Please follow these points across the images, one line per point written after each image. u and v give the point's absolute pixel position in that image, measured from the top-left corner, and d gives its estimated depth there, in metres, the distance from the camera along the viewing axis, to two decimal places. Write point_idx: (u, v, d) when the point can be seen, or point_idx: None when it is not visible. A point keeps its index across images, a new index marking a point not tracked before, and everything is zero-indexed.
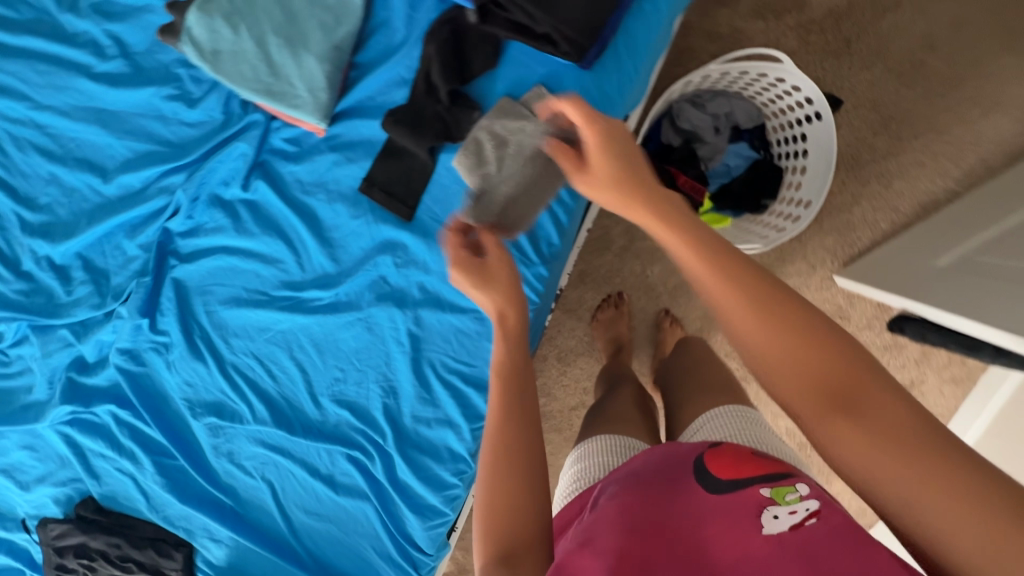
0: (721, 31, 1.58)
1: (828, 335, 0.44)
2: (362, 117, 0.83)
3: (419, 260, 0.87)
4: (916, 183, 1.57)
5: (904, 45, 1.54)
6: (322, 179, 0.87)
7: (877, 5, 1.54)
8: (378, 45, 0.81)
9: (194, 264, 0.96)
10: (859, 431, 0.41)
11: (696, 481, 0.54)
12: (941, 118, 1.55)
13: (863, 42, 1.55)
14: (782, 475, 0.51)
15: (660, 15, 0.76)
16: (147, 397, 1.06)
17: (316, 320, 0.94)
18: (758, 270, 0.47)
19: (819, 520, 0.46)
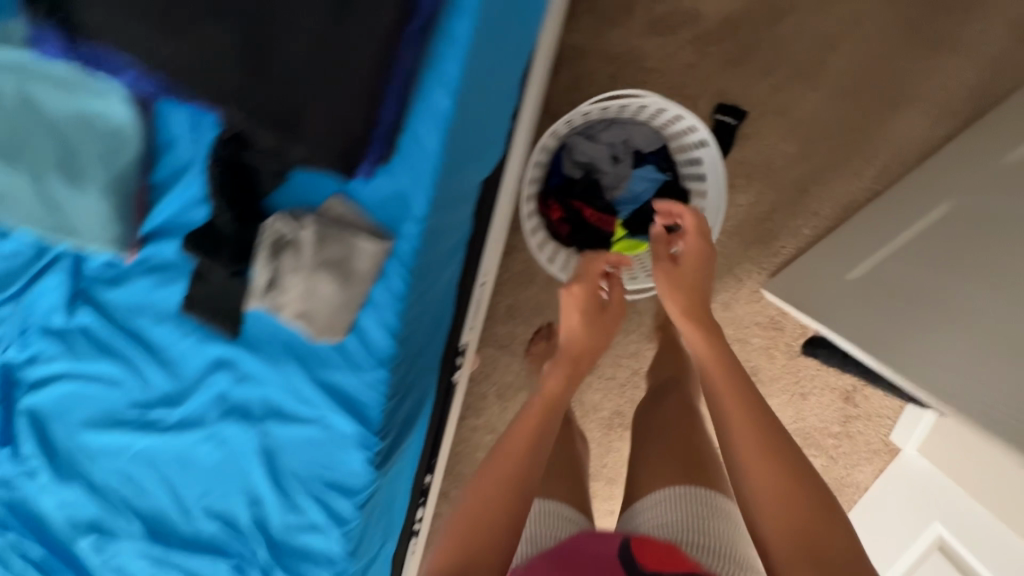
0: (615, 51, 1.52)
1: (809, 483, 0.79)
2: (164, 238, 0.89)
3: (254, 375, 0.86)
4: (832, 186, 1.54)
5: (803, 47, 1.50)
6: (144, 300, 0.89)
7: (771, 8, 1.49)
8: (166, 169, 0.89)
9: (41, 393, 0.95)
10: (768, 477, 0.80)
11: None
12: (851, 118, 1.51)
13: (761, 49, 1.50)
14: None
15: (446, 108, 0.77)
16: (27, 518, 1.00)
17: (169, 440, 0.91)
18: (796, 460, 0.81)
19: None
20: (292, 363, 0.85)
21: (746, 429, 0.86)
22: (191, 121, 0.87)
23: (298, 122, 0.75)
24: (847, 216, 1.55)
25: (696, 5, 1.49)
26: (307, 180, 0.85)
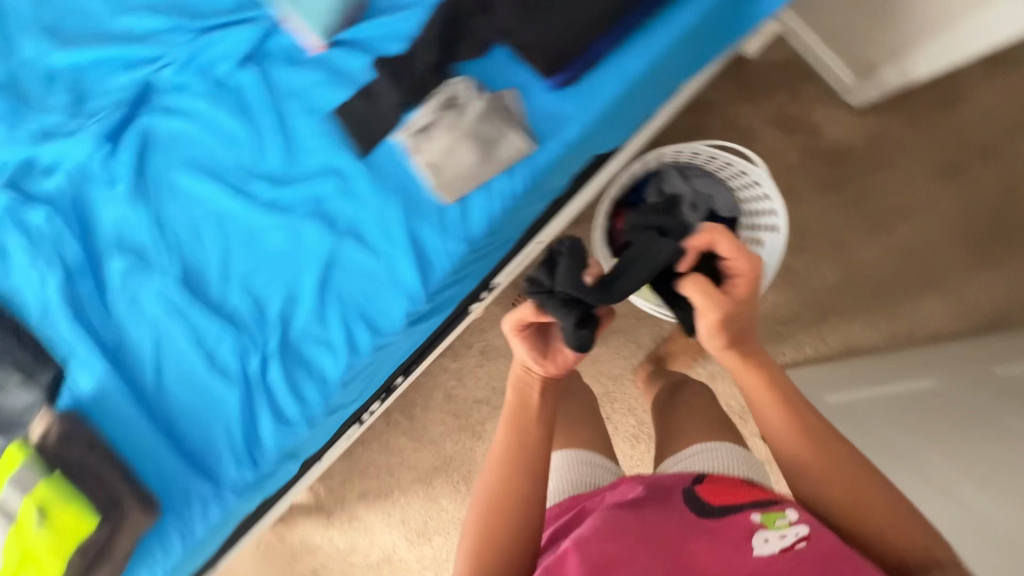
0: (737, 124, 1.65)
1: (863, 481, 0.77)
2: (352, 53, 0.99)
3: (357, 192, 0.96)
4: (847, 326, 1.65)
5: (884, 202, 1.64)
6: (299, 90, 0.98)
7: (874, 158, 1.63)
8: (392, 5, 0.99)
9: (166, 118, 1.04)
10: (781, 427, 0.83)
11: (702, 508, 0.84)
12: (890, 280, 1.64)
13: (850, 185, 1.64)
14: (774, 506, 0.80)
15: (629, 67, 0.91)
16: (81, 217, 1.12)
17: (251, 212, 1.02)
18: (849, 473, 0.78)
19: (805, 544, 0.71)
20: (396, 200, 0.95)
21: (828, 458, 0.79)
22: None
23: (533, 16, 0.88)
24: (848, 356, 1.65)
25: (820, 122, 1.63)
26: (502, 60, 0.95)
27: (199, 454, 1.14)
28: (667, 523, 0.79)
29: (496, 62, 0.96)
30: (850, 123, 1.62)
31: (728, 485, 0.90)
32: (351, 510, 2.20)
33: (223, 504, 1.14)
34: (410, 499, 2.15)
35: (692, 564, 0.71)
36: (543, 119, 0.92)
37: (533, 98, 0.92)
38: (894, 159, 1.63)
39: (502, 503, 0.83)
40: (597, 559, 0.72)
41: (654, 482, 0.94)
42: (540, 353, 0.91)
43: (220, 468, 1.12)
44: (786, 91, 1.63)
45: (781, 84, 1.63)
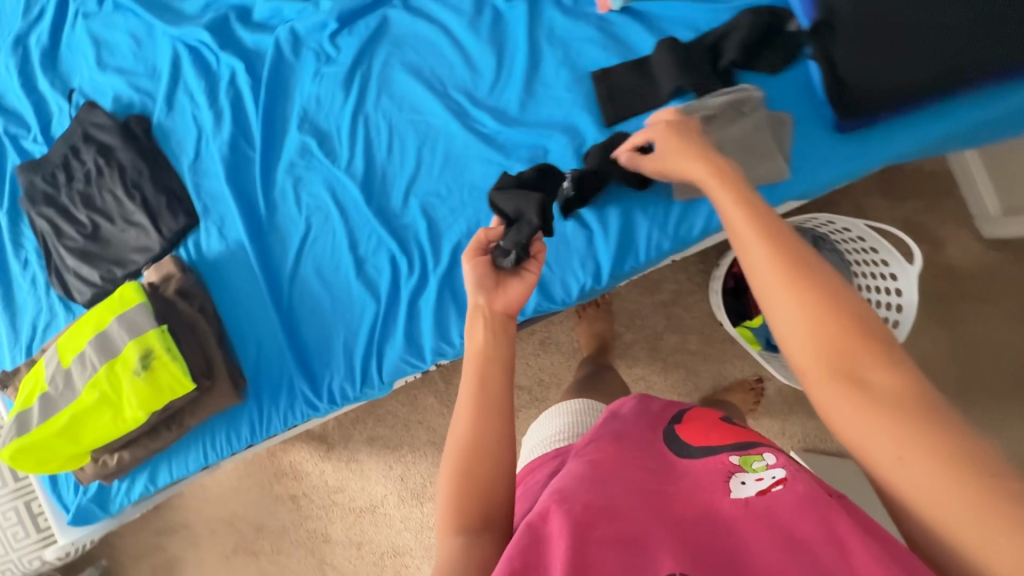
0: (883, 211, 1.65)
1: (864, 354, 0.44)
2: (641, 26, 0.90)
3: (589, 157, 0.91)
4: None
5: (1004, 332, 1.58)
6: (570, 42, 0.93)
7: (1010, 287, 1.60)
8: None
9: (411, 17, 1.01)
10: (881, 433, 0.41)
11: (677, 453, 0.65)
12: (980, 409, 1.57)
13: (975, 305, 1.60)
14: (752, 449, 0.60)
15: (916, 141, 0.80)
16: (275, 83, 1.08)
17: (464, 135, 0.98)
18: (832, 318, 0.46)
19: (783, 485, 0.52)
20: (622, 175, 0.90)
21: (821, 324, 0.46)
22: None
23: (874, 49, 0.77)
24: None
25: (947, 239, 1.63)
26: (799, 80, 0.84)
27: (308, 352, 1.11)
28: (654, 469, 0.62)
29: (793, 80, 0.84)
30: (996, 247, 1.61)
31: (705, 428, 0.70)
32: (352, 450, 1.83)
33: (315, 410, 1.11)
34: (420, 460, 1.78)
35: (677, 512, 0.53)
36: (803, 161, 0.84)
37: (804, 138, 0.84)
38: None
39: (499, 413, 0.62)
40: (580, 513, 0.51)
41: (634, 416, 0.75)
42: (485, 289, 0.69)
43: (328, 373, 1.09)
44: (943, 197, 1.64)
45: (941, 190, 1.64)
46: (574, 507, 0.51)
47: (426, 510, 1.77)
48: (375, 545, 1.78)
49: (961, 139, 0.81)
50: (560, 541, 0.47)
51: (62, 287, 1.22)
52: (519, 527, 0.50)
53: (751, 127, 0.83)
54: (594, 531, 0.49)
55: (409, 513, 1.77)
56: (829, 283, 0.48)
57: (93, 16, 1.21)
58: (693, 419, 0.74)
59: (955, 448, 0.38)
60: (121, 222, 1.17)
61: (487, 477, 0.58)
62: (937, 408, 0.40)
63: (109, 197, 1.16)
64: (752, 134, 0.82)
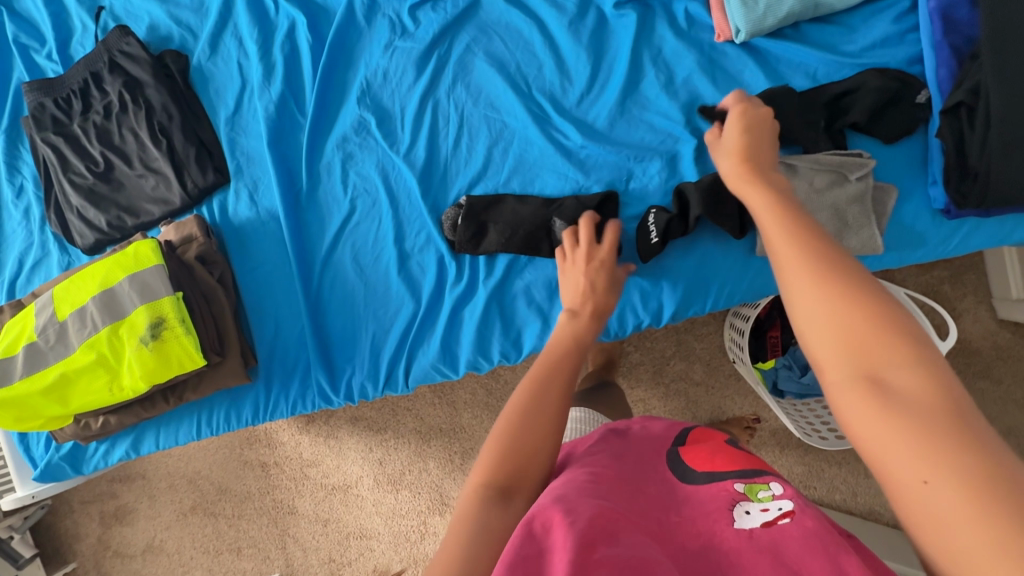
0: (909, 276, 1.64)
1: (888, 349, 0.40)
2: (755, 62, 0.84)
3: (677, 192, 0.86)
4: None
5: (999, 411, 1.60)
6: (676, 67, 0.87)
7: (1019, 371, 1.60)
8: (826, 35, 0.83)
9: (506, 5, 0.93)
10: (898, 433, 0.36)
11: (677, 476, 0.62)
12: None
13: (978, 381, 1.62)
14: (759, 475, 0.59)
15: (1007, 236, 0.79)
16: (341, 47, 0.98)
17: (543, 142, 0.91)
18: (861, 317, 0.42)
19: (789, 520, 0.50)
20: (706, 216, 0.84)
21: (841, 316, 0.43)
22: (894, 36, 0.81)
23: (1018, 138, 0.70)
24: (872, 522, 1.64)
25: (962, 312, 1.63)
26: (913, 152, 0.80)
27: (331, 342, 1.03)
28: (654, 492, 0.60)
29: (907, 152, 0.80)
30: (1010, 329, 1.62)
31: (705, 447, 0.67)
32: (332, 426, 1.62)
33: (329, 402, 1.04)
34: (405, 446, 1.57)
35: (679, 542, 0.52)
36: (899, 237, 0.80)
37: (905, 210, 0.80)
38: None
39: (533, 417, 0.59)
40: (582, 528, 0.49)
41: (642, 431, 0.73)
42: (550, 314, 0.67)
43: (349, 368, 1.02)
44: (972, 274, 1.63)
45: (972, 266, 1.64)
46: (577, 521, 0.49)
47: (401, 498, 1.56)
48: (342, 525, 1.58)
49: None
50: (559, 555, 0.45)
51: (60, 226, 1.10)
52: (518, 533, 0.48)
53: (847, 192, 0.79)
54: (597, 551, 0.46)
55: (383, 498, 1.57)
56: (857, 279, 0.45)
57: None
58: (693, 436, 0.71)
59: (986, 469, 0.32)
60: (138, 167, 1.05)
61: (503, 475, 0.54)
62: (971, 428, 0.35)
63: (129, 136, 1.05)
64: (846, 200, 0.79)
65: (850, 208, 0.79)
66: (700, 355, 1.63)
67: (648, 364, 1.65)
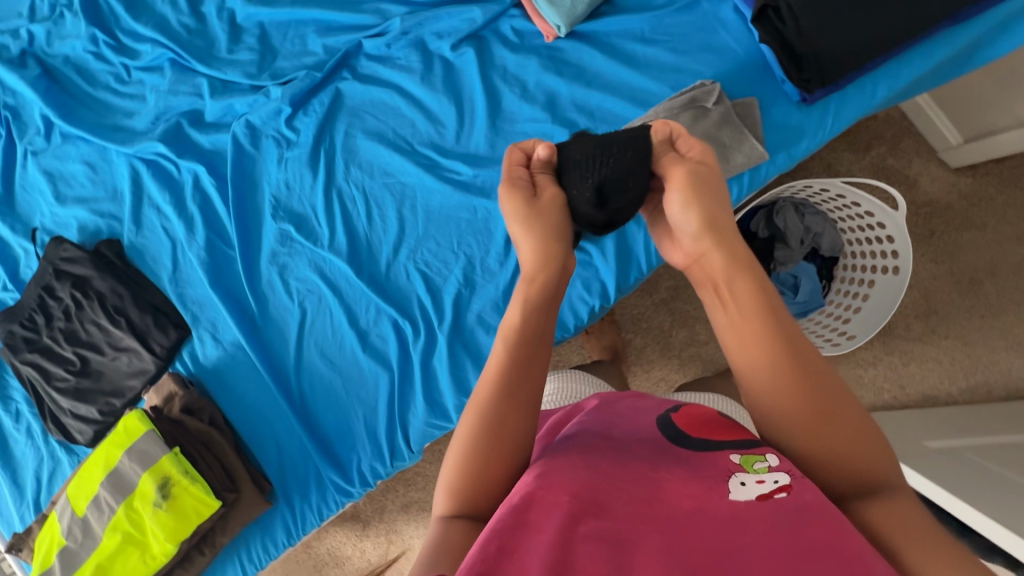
0: (839, 168, 1.67)
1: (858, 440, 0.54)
2: (589, 46, 0.91)
3: None
4: (926, 374, 1.63)
5: (975, 259, 1.62)
6: (524, 76, 0.94)
7: (981, 212, 1.62)
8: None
9: (364, 86, 1.01)
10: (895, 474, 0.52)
11: (671, 441, 0.63)
12: (973, 333, 1.62)
13: (943, 239, 1.63)
14: (756, 446, 0.59)
15: (875, 99, 0.83)
16: (241, 177, 1.07)
17: (440, 186, 0.98)
18: (832, 412, 0.54)
19: (786, 494, 0.52)
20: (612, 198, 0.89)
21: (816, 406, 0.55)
22: None
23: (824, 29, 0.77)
24: (923, 406, 1.64)
25: (917, 176, 1.65)
26: (755, 61, 0.86)
27: (330, 440, 1.06)
28: (648, 451, 0.61)
29: (750, 65, 0.86)
30: (960, 174, 1.63)
31: (704, 419, 0.67)
32: (388, 522, 1.61)
33: (350, 495, 1.07)
34: None
35: (658, 499, 0.54)
36: (777, 139, 0.86)
37: (773, 112, 0.85)
38: (1000, 214, 1.62)
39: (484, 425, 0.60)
40: (568, 506, 0.52)
41: (633, 404, 0.73)
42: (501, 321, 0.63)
43: (355, 456, 1.05)
44: (907, 138, 1.65)
45: (903, 130, 1.65)
46: (561, 499, 0.52)
47: None
48: None
49: (908, 87, 0.84)
50: (543, 535, 0.48)
51: (60, 431, 1.17)
52: (499, 509, 0.51)
53: (711, 119, 0.84)
54: (583, 526, 0.50)
55: None
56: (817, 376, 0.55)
57: (41, 150, 1.18)
58: (688, 406, 0.71)
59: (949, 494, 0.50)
60: (109, 351, 1.13)
61: (484, 478, 0.58)
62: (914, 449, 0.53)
63: (93, 327, 1.13)
64: (713, 126, 0.84)
65: (721, 132, 0.84)
66: (696, 316, 1.64)
67: (654, 342, 1.66)
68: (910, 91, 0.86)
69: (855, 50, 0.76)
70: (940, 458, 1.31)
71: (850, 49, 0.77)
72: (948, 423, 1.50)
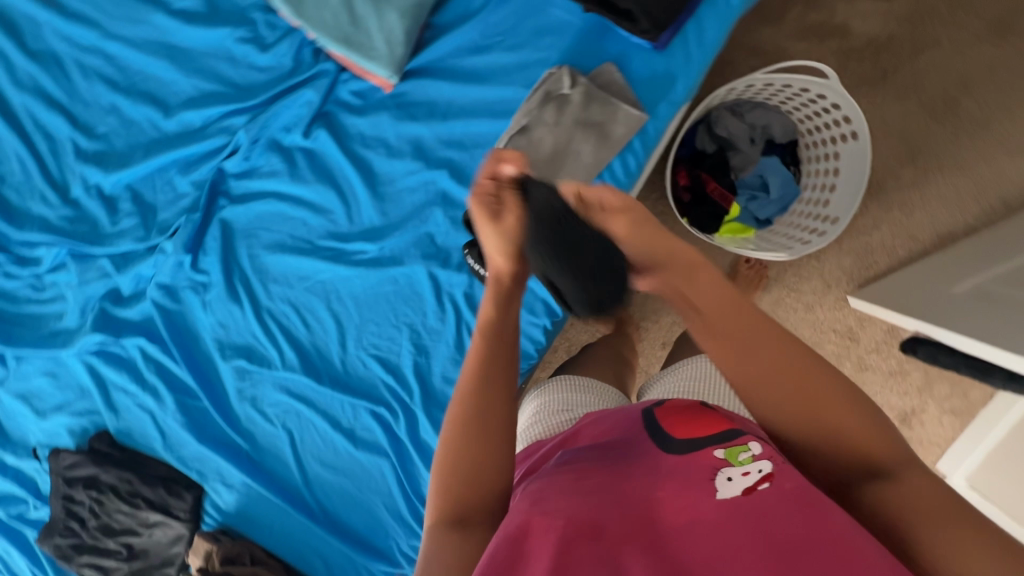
0: (762, 48, 1.53)
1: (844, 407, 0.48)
2: (431, 79, 0.86)
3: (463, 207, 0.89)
4: (935, 215, 1.51)
5: (938, 80, 1.50)
6: (383, 134, 0.90)
7: (917, 39, 1.50)
8: (455, 9, 0.83)
9: (245, 206, 0.99)
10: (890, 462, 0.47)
11: (656, 446, 0.57)
12: (966, 155, 1.50)
13: (898, 74, 1.51)
14: (736, 435, 0.53)
15: (731, 9, 0.77)
16: (178, 333, 1.07)
17: (356, 271, 0.96)
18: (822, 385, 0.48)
19: (769, 483, 0.48)
20: None
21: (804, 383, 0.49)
22: None
23: None
24: (943, 247, 1.52)
25: (846, 21, 1.52)
26: (594, 27, 0.80)
27: (364, 535, 1.08)
28: (635, 459, 0.56)
29: (591, 34, 0.80)
30: (882, 8, 1.50)
31: (685, 410, 0.61)
32: None
33: None
34: None
35: (652, 519, 0.48)
36: (650, 94, 0.80)
37: (633, 68, 0.80)
38: (938, 34, 1.50)
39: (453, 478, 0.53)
40: (562, 530, 0.47)
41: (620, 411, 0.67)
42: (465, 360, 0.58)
43: (393, 541, 1.07)
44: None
45: None
46: (555, 523, 0.47)
47: None
48: None
49: None
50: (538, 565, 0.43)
51: None
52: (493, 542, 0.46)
53: (575, 102, 0.79)
54: (580, 548, 0.45)
55: None
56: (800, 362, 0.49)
57: (4, 378, 1.21)
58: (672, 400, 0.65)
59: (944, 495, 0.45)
60: (144, 530, 1.17)
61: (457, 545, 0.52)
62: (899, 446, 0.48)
63: (122, 515, 1.17)
64: (580, 110, 0.79)
65: (591, 111, 0.79)
66: None
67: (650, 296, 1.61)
68: None
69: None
70: (960, 307, 1.24)
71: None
72: (976, 254, 1.40)
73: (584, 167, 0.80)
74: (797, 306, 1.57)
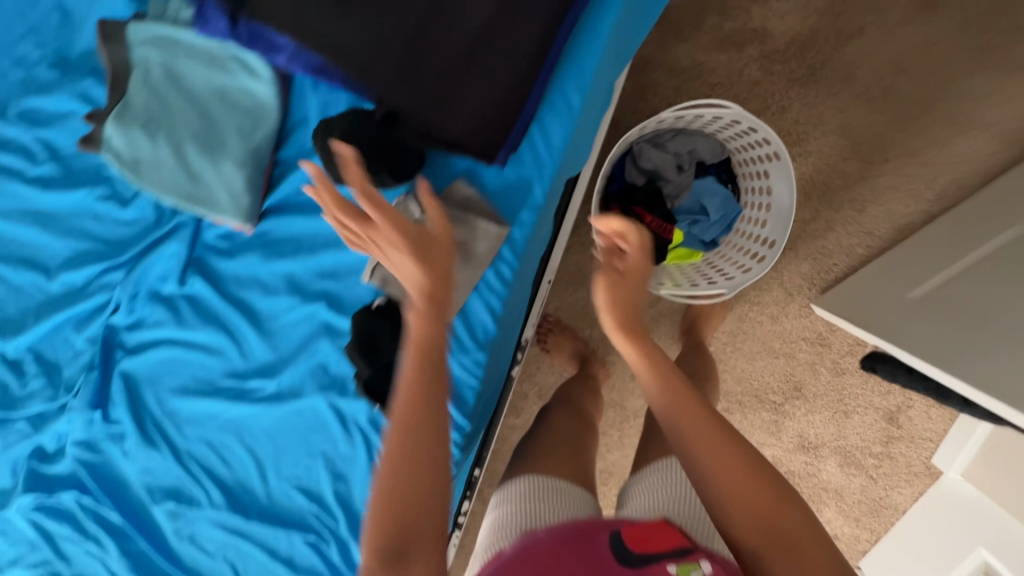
0: (680, 64, 1.55)
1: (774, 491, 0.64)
2: (289, 213, 0.85)
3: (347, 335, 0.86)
4: (890, 206, 1.57)
5: (871, 69, 1.53)
6: (256, 273, 0.88)
7: (841, 29, 1.52)
8: (296, 143, 0.85)
9: (141, 357, 0.97)
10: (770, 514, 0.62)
11: (617, 557, 0.62)
12: (913, 140, 1.55)
13: (828, 69, 1.53)
14: (688, 553, 0.61)
15: (575, 107, 0.79)
16: (107, 483, 1.05)
17: (259, 408, 0.93)
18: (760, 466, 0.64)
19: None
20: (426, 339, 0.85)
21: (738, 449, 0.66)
22: (325, 94, 0.83)
23: (457, 102, 0.75)
24: (903, 238, 1.59)
25: (764, 23, 1.53)
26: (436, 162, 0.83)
27: None
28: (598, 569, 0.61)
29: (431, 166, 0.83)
30: (797, 7, 1.52)
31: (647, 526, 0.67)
32: None
33: None
34: None
35: None
36: (513, 202, 0.81)
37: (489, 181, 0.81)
38: (864, 21, 1.52)
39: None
40: None
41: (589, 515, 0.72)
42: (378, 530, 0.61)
43: None
44: (715, 10, 1.53)
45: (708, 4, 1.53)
46: None
47: None
48: None
49: (601, 73, 0.79)
50: None
51: None
52: None
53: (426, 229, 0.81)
54: None
55: None
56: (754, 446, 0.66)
57: None
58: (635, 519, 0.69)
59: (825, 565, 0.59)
60: None
61: None
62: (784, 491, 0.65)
63: None
64: None
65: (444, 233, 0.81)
66: None
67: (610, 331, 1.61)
68: (609, 68, 0.79)
69: (531, 54, 0.73)
70: (912, 323, 1.33)
71: (501, 46, 0.74)
72: (941, 249, 1.45)
73: (452, 288, 0.81)
74: (759, 318, 1.69)
